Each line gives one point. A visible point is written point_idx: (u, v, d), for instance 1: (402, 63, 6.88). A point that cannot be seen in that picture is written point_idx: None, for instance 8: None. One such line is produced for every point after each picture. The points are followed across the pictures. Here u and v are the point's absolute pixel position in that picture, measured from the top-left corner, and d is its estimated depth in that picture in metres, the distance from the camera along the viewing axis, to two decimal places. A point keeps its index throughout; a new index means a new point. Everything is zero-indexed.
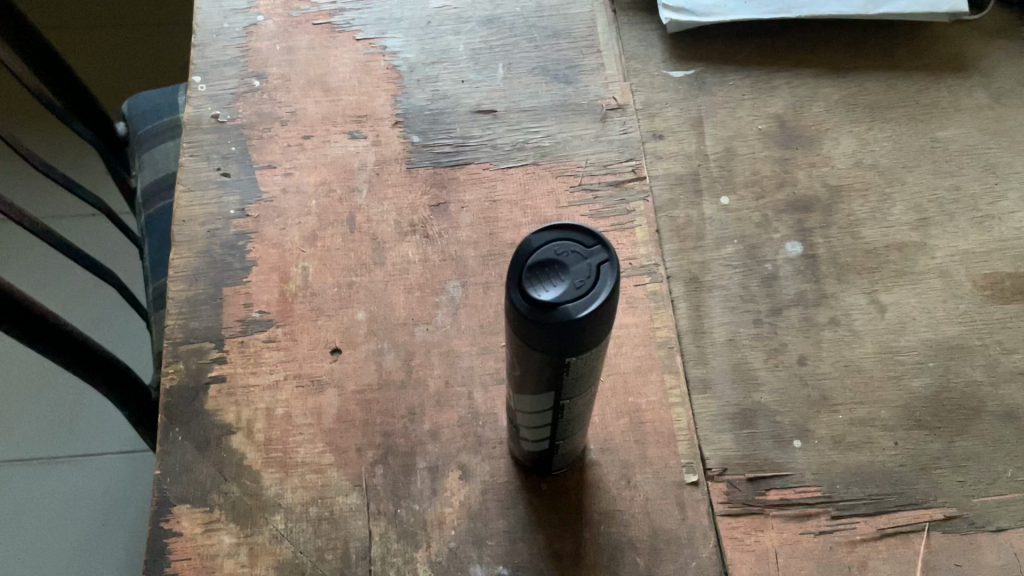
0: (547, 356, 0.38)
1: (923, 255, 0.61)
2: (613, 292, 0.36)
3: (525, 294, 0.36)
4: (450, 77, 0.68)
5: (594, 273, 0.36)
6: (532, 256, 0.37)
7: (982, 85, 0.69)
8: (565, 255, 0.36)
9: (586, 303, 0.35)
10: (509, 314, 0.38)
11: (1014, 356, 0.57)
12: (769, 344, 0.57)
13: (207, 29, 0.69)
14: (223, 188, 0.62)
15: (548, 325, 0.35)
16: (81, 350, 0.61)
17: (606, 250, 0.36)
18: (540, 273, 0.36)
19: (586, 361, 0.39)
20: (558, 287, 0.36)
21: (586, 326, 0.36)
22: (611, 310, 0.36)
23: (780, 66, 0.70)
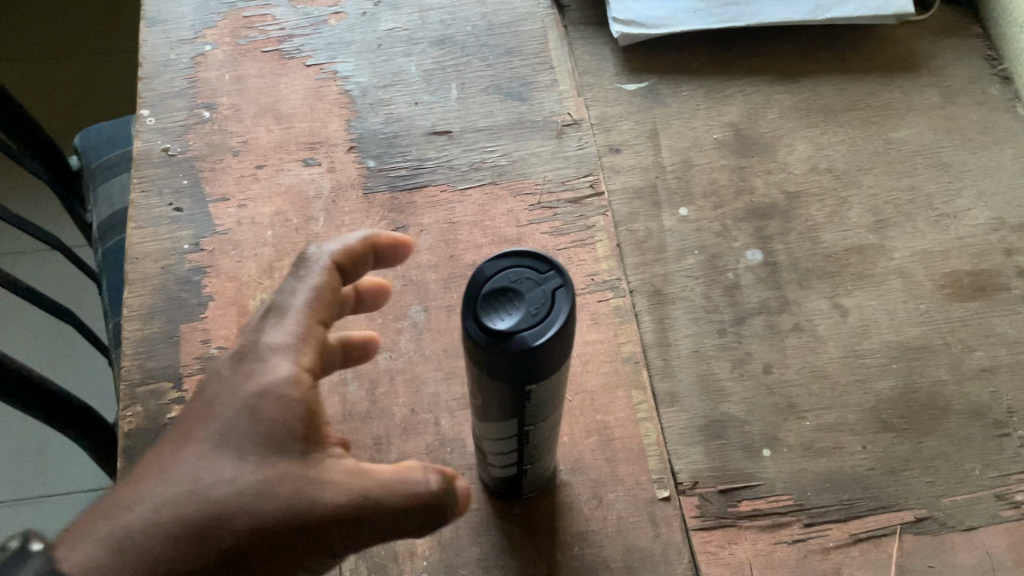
0: (506, 385, 0.38)
1: (882, 257, 0.61)
2: (568, 319, 0.35)
3: (481, 324, 0.35)
4: (404, 100, 0.67)
5: (549, 299, 0.35)
6: (486, 284, 0.36)
7: (931, 85, 0.70)
8: (520, 282, 0.36)
9: (542, 331, 0.35)
10: (466, 344, 0.37)
11: (976, 353, 0.58)
12: (735, 354, 0.57)
13: (154, 61, 0.68)
14: (177, 223, 0.60)
15: (506, 355, 0.35)
16: (40, 394, 0.58)
17: (561, 275, 0.36)
18: (496, 302, 0.35)
19: (548, 387, 0.39)
20: (513, 315, 0.35)
21: (543, 355, 0.35)
22: (568, 336, 0.36)
23: (733, 75, 0.70)
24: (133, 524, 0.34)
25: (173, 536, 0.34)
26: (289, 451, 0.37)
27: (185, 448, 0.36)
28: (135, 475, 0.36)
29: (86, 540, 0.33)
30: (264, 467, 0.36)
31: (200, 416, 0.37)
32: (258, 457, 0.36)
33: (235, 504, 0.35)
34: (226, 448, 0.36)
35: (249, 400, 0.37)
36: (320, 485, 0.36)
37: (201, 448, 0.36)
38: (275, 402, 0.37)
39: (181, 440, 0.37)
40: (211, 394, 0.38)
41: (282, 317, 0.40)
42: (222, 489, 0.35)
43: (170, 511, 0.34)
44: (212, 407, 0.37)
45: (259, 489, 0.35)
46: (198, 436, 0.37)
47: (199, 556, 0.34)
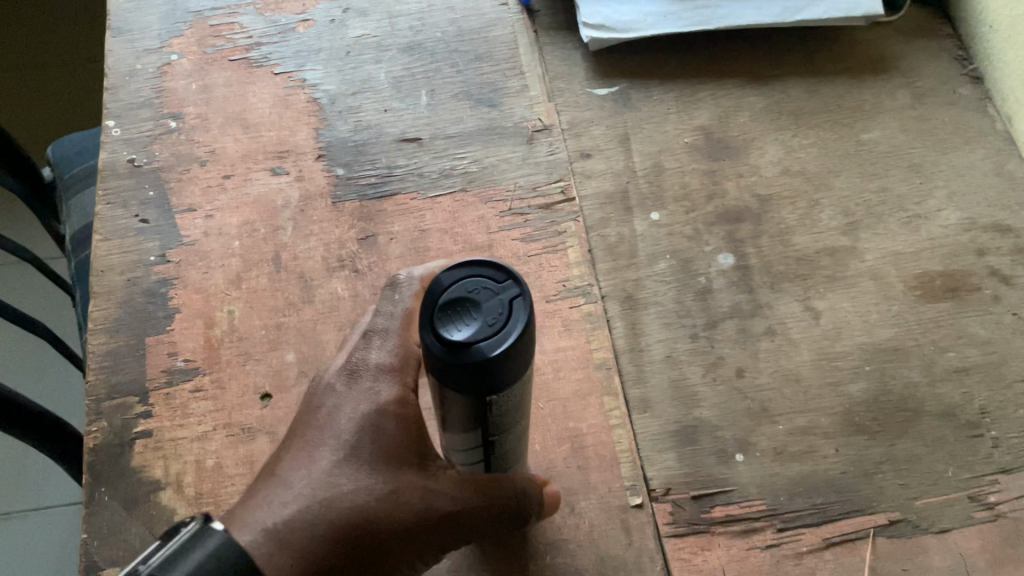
0: (467, 397, 0.37)
1: (854, 259, 0.61)
2: (526, 329, 0.35)
3: (438, 336, 0.35)
4: (373, 107, 0.66)
5: (506, 309, 0.35)
6: (443, 294, 0.35)
7: (902, 86, 0.70)
8: (477, 292, 0.35)
9: (500, 341, 0.34)
10: (424, 356, 0.36)
11: (948, 354, 0.57)
12: (707, 358, 0.57)
13: (119, 71, 0.67)
14: (142, 235, 0.60)
15: (463, 366, 0.35)
16: (22, 413, 0.58)
17: (518, 284, 0.35)
18: (453, 312, 0.35)
19: (510, 398, 0.39)
20: (470, 325, 0.35)
21: (501, 365, 0.35)
22: (527, 346, 0.35)
23: (704, 78, 0.70)
24: (293, 517, 0.40)
25: (325, 530, 0.40)
26: (405, 462, 0.43)
27: (320, 455, 0.43)
28: (278, 475, 0.42)
29: (255, 526, 0.39)
30: (391, 477, 0.42)
31: (327, 427, 0.44)
32: (385, 467, 0.43)
33: (372, 507, 0.41)
34: (358, 457, 0.42)
35: (371, 415, 0.44)
36: (437, 493, 0.43)
37: (336, 456, 0.42)
38: (394, 419, 0.44)
39: (312, 447, 0.43)
40: (332, 408, 0.44)
41: (385, 340, 0.46)
42: (360, 494, 0.41)
43: (322, 508, 0.41)
44: (337, 420, 0.44)
45: (390, 496, 0.42)
46: (329, 445, 0.43)
47: (347, 546, 0.41)
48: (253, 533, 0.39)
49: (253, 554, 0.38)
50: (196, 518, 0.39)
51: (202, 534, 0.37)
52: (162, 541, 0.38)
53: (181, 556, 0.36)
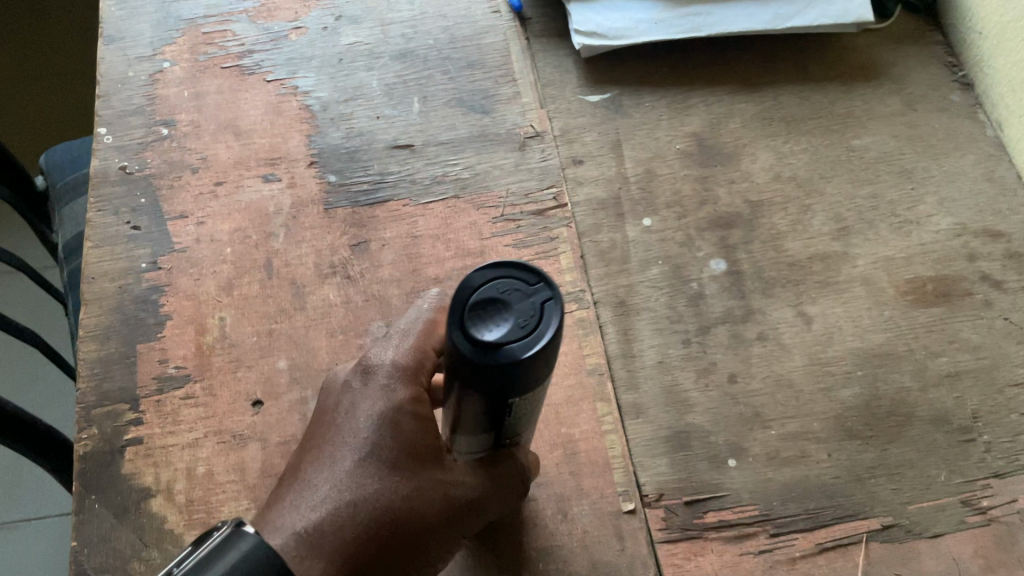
0: (489, 398, 0.37)
1: (845, 264, 0.61)
2: (557, 333, 0.34)
3: (467, 335, 0.34)
4: (365, 114, 0.66)
5: (538, 311, 0.34)
6: (473, 294, 0.35)
7: (892, 92, 0.70)
8: (508, 293, 0.34)
9: (530, 344, 0.34)
10: (450, 355, 0.36)
11: (940, 359, 0.57)
12: (699, 364, 0.57)
13: (111, 78, 0.66)
14: (134, 242, 0.60)
15: (491, 367, 0.34)
16: (13, 422, 0.58)
17: (551, 288, 0.35)
18: (484, 312, 0.34)
19: (527, 402, 0.38)
20: (501, 326, 0.34)
21: (529, 368, 0.34)
22: (555, 350, 0.35)
23: (696, 85, 0.70)
24: (322, 523, 0.42)
25: (353, 532, 0.42)
26: (422, 458, 0.45)
27: (341, 455, 0.44)
28: (301, 477, 0.44)
29: (285, 532, 0.42)
30: (409, 473, 0.44)
31: (346, 427, 0.45)
32: (406, 464, 0.44)
33: (396, 506, 0.43)
34: (379, 458, 0.44)
35: (389, 414, 0.44)
36: (451, 482, 0.46)
37: (356, 457, 0.44)
38: (412, 418, 0.45)
39: (333, 447, 0.45)
40: (349, 406, 0.46)
41: (402, 338, 0.46)
42: (383, 494, 0.43)
43: (349, 508, 0.43)
44: (356, 419, 0.45)
45: (411, 493, 0.44)
46: (349, 445, 0.44)
47: (374, 543, 0.43)
48: (284, 540, 0.41)
49: (287, 558, 0.41)
50: (228, 523, 0.40)
51: (236, 536, 0.39)
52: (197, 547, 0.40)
53: (218, 559, 0.38)
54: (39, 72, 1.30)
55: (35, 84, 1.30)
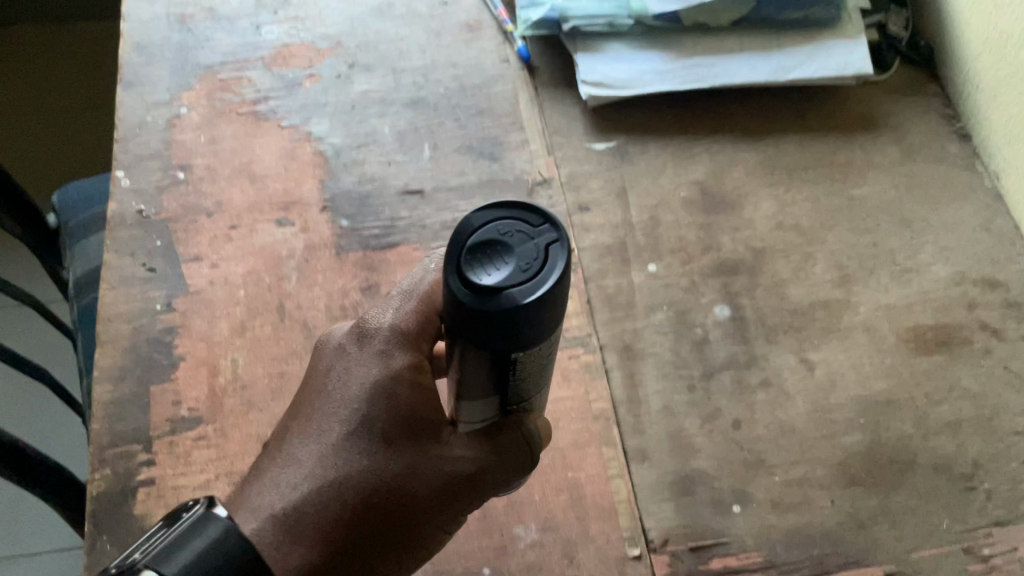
0: (492, 353, 0.35)
1: (847, 312, 0.62)
2: (562, 276, 0.33)
3: (467, 278, 0.33)
4: (378, 160, 0.68)
5: (541, 254, 0.33)
6: (471, 236, 0.34)
7: (892, 142, 0.71)
8: (510, 235, 0.34)
9: (534, 286, 0.33)
10: (449, 306, 0.35)
11: (941, 407, 0.58)
12: (704, 409, 0.58)
13: (129, 123, 0.68)
14: (149, 284, 0.61)
15: (492, 312, 0.33)
16: (19, 458, 0.59)
17: (555, 230, 0.34)
18: (483, 256, 0.33)
19: (532, 361, 0.37)
20: (503, 269, 0.33)
21: (533, 315, 0.33)
22: (561, 297, 0.34)
23: (700, 134, 0.72)
24: (301, 504, 0.42)
25: (337, 513, 0.42)
26: (417, 433, 0.44)
27: (330, 426, 0.44)
28: (289, 449, 0.44)
29: (263, 513, 0.42)
30: (401, 450, 0.44)
31: (337, 396, 0.45)
32: (399, 440, 0.44)
33: (385, 483, 0.43)
34: (368, 432, 0.44)
35: (382, 382, 0.44)
36: (450, 459, 0.44)
37: (344, 430, 0.44)
38: (408, 385, 0.44)
39: (322, 419, 0.44)
40: (342, 371, 0.45)
41: (403, 301, 0.46)
42: (371, 470, 0.43)
43: (335, 488, 0.43)
44: (349, 386, 0.45)
45: (402, 470, 0.43)
46: (339, 416, 0.44)
47: (362, 523, 0.43)
48: (259, 525, 0.42)
49: (258, 543, 0.41)
50: (200, 502, 0.40)
51: (205, 523, 0.39)
52: (168, 524, 0.40)
53: (182, 548, 0.38)
54: (58, 109, 1.36)
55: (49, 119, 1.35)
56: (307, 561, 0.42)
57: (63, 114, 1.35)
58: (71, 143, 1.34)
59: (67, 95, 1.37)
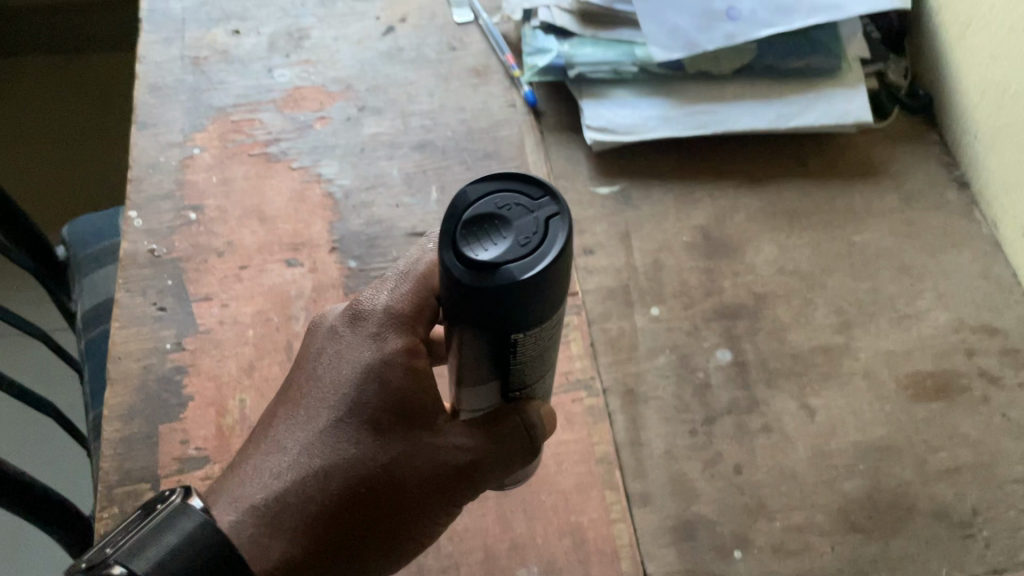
0: (488, 333, 0.36)
1: (848, 357, 0.63)
2: (560, 250, 0.33)
3: (463, 252, 0.33)
4: (386, 202, 0.69)
5: (541, 228, 0.34)
6: (469, 209, 0.34)
7: (892, 189, 0.73)
8: (508, 209, 0.34)
9: (531, 261, 0.33)
10: (444, 282, 0.35)
11: (940, 454, 0.59)
12: (705, 454, 0.59)
13: (143, 164, 0.69)
14: (160, 323, 0.62)
15: (489, 289, 0.33)
16: (24, 491, 0.59)
17: (555, 203, 0.34)
18: (480, 232, 0.34)
19: (529, 343, 0.38)
20: (501, 244, 0.33)
21: (530, 291, 0.33)
22: (560, 273, 0.34)
23: (703, 179, 0.73)
24: (284, 494, 0.46)
25: (320, 502, 0.45)
26: (408, 424, 0.46)
27: (319, 414, 0.47)
28: (279, 437, 0.47)
29: (245, 504, 0.46)
30: (388, 440, 0.46)
31: (328, 383, 0.47)
32: (389, 429, 0.46)
33: (368, 472, 0.46)
34: (355, 423, 0.46)
35: (372, 368, 0.46)
36: (441, 449, 0.46)
37: (332, 419, 0.47)
38: (401, 370, 0.46)
39: (312, 407, 0.47)
40: (335, 356, 0.48)
41: (399, 282, 0.48)
42: (357, 460, 0.46)
43: (320, 478, 0.46)
44: (340, 373, 0.47)
45: (387, 458, 0.46)
46: (328, 404, 0.47)
47: (345, 512, 0.46)
48: (239, 515, 0.45)
49: (234, 534, 0.45)
50: (180, 493, 0.45)
51: (182, 514, 0.43)
52: (148, 513, 0.44)
53: (156, 536, 0.42)
54: (69, 139, 1.38)
55: (61, 151, 1.38)
56: (288, 549, 0.45)
57: (75, 146, 1.38)
58: (85, 177, 1.38)
59: (76, 126, 1.39)
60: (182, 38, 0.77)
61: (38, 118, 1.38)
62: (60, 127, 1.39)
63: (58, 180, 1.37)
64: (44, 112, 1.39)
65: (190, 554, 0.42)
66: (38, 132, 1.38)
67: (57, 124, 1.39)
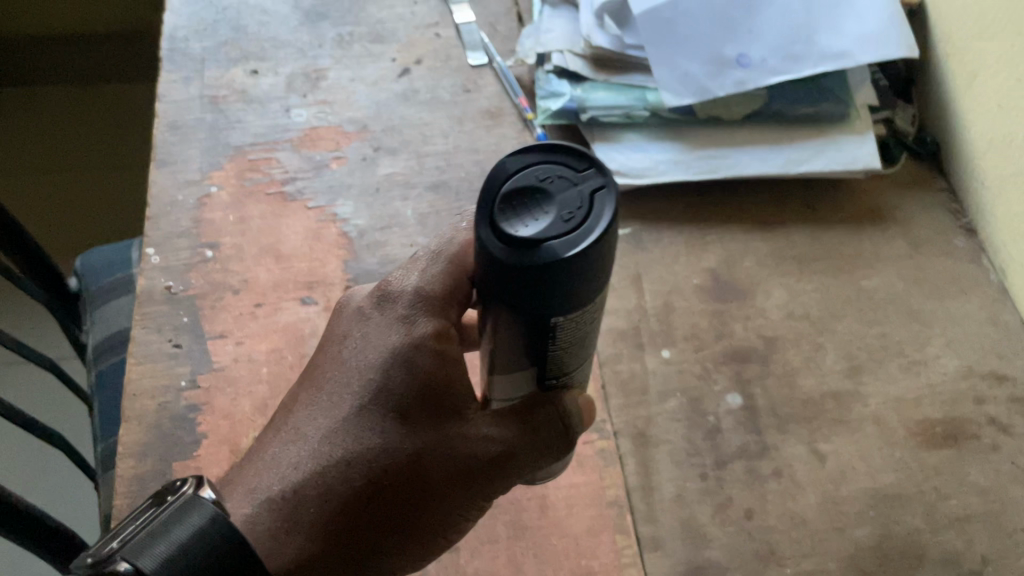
0: (529, 314, 0.37)
1: (857, 403, 0.64)
2: (604, 225, 0.34)
3: (506, 226, 0.34)
4: (400, 241, 0.70)
5: (585, 202, 0.34)
6: (512, 182, 0.35)
7: (900, 235, 0.73)
8: (551, 182, 0.35)
9: (575, 237, 0.33)
10: (482, 260, 0.36)
11: (950, 501, 0.59)
12: (716, 498, 0.59)
13: (161, 201, 0.70)
14: (175, 360, 0.62)
15: (531, 266, 0.34)
16: (29, 524, 0.59)
17: (599, 176, 0.35)
18: (523, 206, 0.34)
19: (567, 326, 0.38)
20: (544, 220, 0.34)
21: (573, 269, 0.34)
22: (605, 251, 0.35)
23: (713, 222, 0.74)
24: (303, 486, 0.46)
25: (341, 494, 0.46)
26: (436, 412, 0.47)
27: (343, 401, 0.47)
28: (301, 426, 0.48)
29: (261, 499, 0.46)
30: (414, 431, 0.46)
31: (353, 368, 0.48)
32: (415, 418, 0.46)
33: (393, 461, 0.46)
34: (380, 412, 0.46)
35: (399, 352, 0.47)
36: (471, 439, 0.47)
37: (356, 406, 0.47)
38: (429, 355, 0.47)
39: (336, 395, 0.48)
40: (361, 339, 0.48)
41: (430, 263, 0.48)
42: (381, 450, 0.46)
43: (342, 470, 0.46)
44: (366, 358, 0.47)
45: (413, 448, 0.46)
46: (352, 390, 0.47)
47: (368, 505, 0.46)
48: (255, 508, 0.46)
49: (246, 529, 0.45)
50: (194, 484, 0.44)
51: (192, 509, 0.42)
52: (160, 506, 0.44)
53: (166, 532, 0.41)
54: (85, 169, 1.41)
55: (76, 181, 1.40)
56: (306, 543, 0.45)
57: (90, 175, 1.41)
58: (100, 206, 1.40)
59: (92, 156, 1.42)
60: (202, 78, 0.79)
61: (54, 148, 1.41)
62: (77, 157, 1.41)
63: (73, 208, 1.38)
64: (60, 142, 1.41)
65: (200, 550, 0.41)
66: (54, 162, 1.40)
67: (73, 154, 1.41)
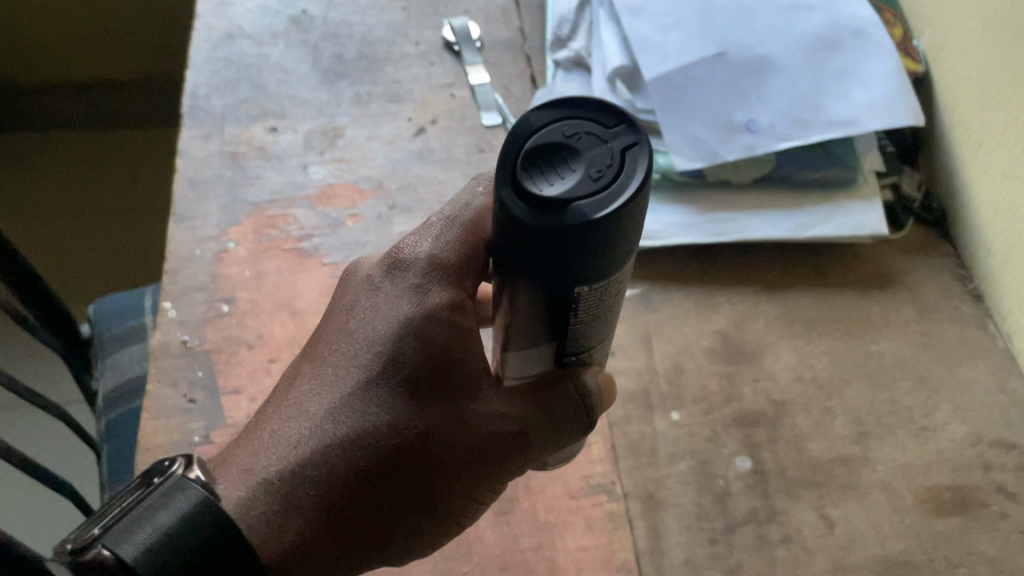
0: (553, 278, 0.36)
1: (866, 469, 0.64)
2: (637, 180, 0.34)
3: (532, 183, 0.34)
4: None
5: (615, 160, 0.34)
6: (536, 138, 0.35)
7: (908, 300, 0.74)
8: (578, 138, 0.34)
9: (605, 195, 0.33)
10: (502, 218, 0.35)
11: (959, 571, 0.59)
12: (725, 564, 0.59)
13: (179, 256, 0.72)
14: (189, 415, 0.63)
15: (557, 225, 0.33)
16: None
17: (631, 133, 0.34)
18: (549, 164, 0.34)
19: (588, 294, 0.38)
20: (572, 178, 0.33)
21: (601, 229, 0.33)
22: (636, 210, 0.34)
23: (723, 284, 0.75)
24: (303, 465, 0.46)
25: (343, 472, 0.46)
26: (449, 387, 0.47)
27: (349, 375, 0.47)
28: (303, 403, 0.48)
29: (256, 481, 0.46)
30: (424, 409, 0.47)
31: (362, 338, 0.47)
32: (426, 394, 0.47)
33: (403, 437, 0.46)
34: (390, 387, 0.46)
35: (412, 324, 0.47)
36: (483, 416, 0.48)
37: (362, 383, 0.47)
38: (442, 326, 0.47)
39: (342, 369, 0.48)
40: (371, 309, 0.48)
41: (445, 231, 0.49)
42: (391, 425, 0.46)
43: (345, 450, 0.46)
44: (376, 330, 0.47)
45: (425, 424, 0.47)
46: (359, 364, 0.47)
47: (374, 484, 0.46)
48: (250, 489, 0.46)
49: (238, 513, 0.45)
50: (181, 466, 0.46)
51: (176, 492, 0.43)
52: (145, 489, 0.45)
53: (150, 517, 0.42)
54: (97, 213, 1.43)
55: (88, 225, 1.42)
56: (302, 526, 0.46)
57: (101, 219, 1.43)
58: (110, 250, 1.41)
59: (104, 200, 1.44)
60: (222, 134, 0.80)
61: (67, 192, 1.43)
62: (88, 201, 1.43)
63: (84, 252, 1.40)
64: (73, 185, 1.43)
65: (184, 532, 0.42)
66: (67, 206, 1.42)
67: (85, 198, 1.43)
